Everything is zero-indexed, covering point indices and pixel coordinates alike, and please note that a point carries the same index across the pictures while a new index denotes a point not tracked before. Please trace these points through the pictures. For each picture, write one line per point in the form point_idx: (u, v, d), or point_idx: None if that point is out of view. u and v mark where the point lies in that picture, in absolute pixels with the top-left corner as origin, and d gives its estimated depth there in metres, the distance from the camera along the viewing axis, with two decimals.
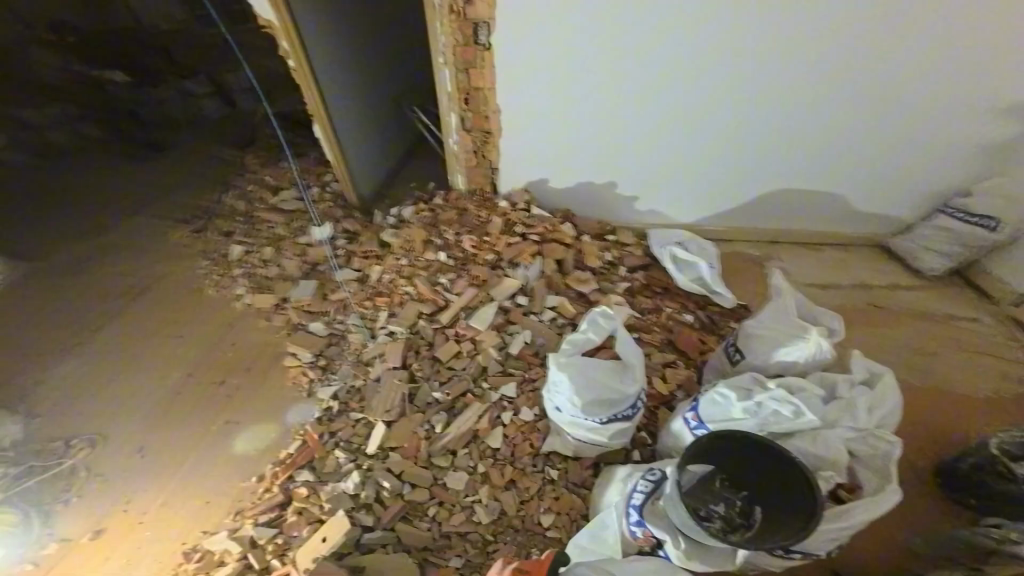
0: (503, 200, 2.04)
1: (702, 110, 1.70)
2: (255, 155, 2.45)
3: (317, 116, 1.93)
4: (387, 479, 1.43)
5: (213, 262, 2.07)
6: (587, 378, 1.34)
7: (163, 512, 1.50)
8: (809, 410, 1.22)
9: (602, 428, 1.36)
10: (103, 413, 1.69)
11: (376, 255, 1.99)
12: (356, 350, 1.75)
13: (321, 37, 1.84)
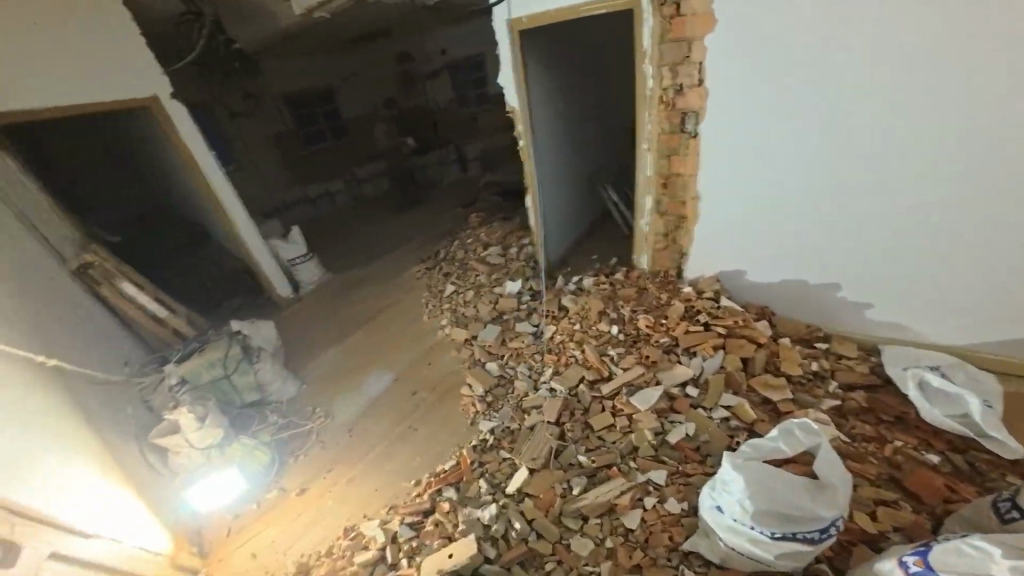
0: (687, 285, 1.99)
1: (971, 203, 1.31)
2: (480, 223, 3.06)
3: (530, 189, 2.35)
4: (518, 521, 1.45)
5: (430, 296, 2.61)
6: (768, 487, 1.11)
7: (345, 485, 1.80)
8: None
9: (770, 545, 1.11)
10: (336, 391, 2.21)
11: (553, 317, 2.16)
12: (519, 396, 1.89)
13: (547, 131, 2.30)
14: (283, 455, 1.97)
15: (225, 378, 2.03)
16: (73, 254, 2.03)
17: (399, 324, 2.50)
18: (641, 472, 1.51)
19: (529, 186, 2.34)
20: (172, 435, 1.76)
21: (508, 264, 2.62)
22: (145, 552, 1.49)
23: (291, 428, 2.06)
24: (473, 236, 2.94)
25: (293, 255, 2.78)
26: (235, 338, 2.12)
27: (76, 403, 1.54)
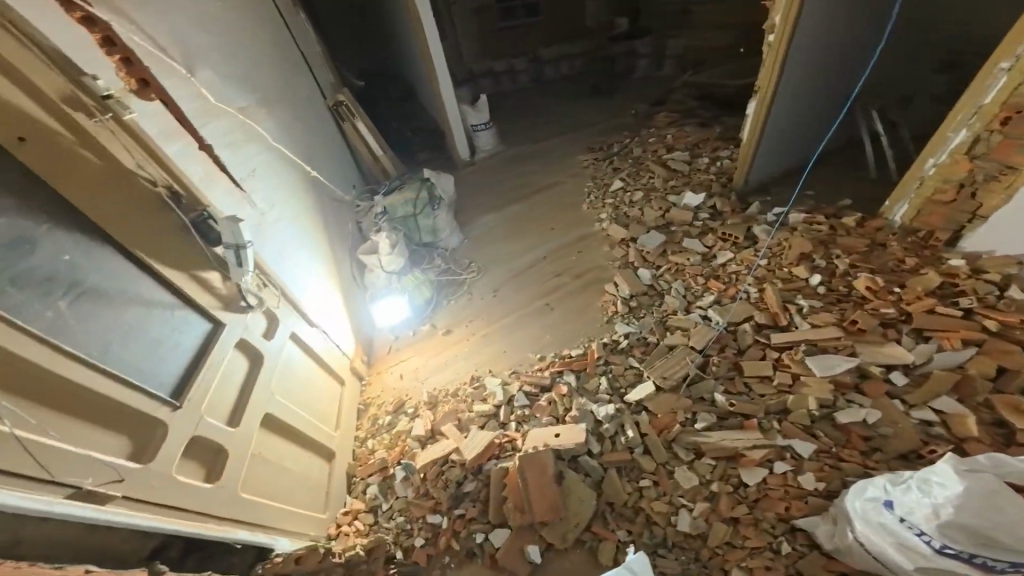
0: (955, 263, 1.56)
1: None
2: (671, 119, 2.66)
3: (761, 93, 1.82)
4: (632, 429, 1.43)
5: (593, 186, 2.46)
6: (991, 513, 0.88)
7: (481, 339, 2.00)
8: None
9: (923, 556, 0.96)
10: (488, 255, 2.34)
11: (736, 243, 1.92)
12: (666, 312, 1.78)
13: (821, 16, 1.67)
14: (441, 297, 2.23)
15: (413, 216, 2.31)
16: (331, 92, 2.36)
17: (559, 206, 2.45)
18: (783, 436, 1.36)
19: (760, 90, 1.84)
20: (372, 254, 2.16)
21: (693, 171, 2.29)
22: (338, 350, 1.88)
23: (450, 275, 2.29)
24: (658, 134, 2.60)
25: (475, 120, 2.81)
26: (425, 185, 2.35)
27: (312, 214, 1.90)
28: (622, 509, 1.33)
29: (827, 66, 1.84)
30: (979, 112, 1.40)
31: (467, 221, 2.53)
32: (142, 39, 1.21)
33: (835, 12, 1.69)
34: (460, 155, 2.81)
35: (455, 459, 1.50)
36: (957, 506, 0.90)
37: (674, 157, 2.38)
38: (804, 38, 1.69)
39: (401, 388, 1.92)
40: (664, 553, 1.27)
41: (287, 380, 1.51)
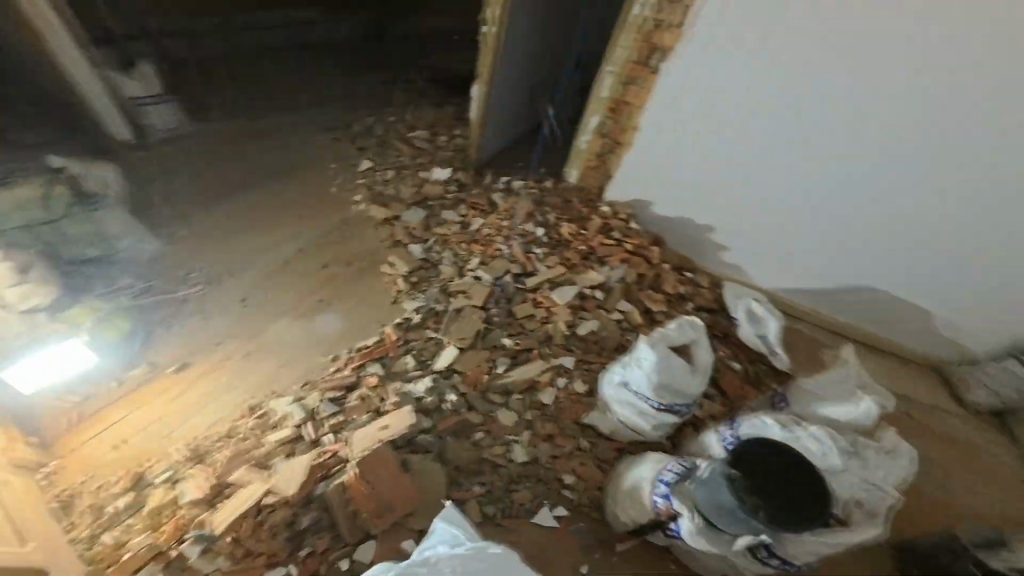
0: (606, 207, 2.23)
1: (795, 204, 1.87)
2: (404, 95, 2.75)
3: (482, 81, 2.18)
4: (452, 394, 1.58)
5: (335, 166, 2.35)
6: (668, 369, 1.41)
7: (244, 361, 1.75)
8: (836, 456, 1.28)
9: (655, 422, 1.48)
10: (231, 259, 2.00)
11: (483, 210, 2.18)
12: (444, 280, 1.92)
13: (519, 28, 2.11)
14: (148, 326, 1.82)
15: (53, 224, 1.73)
16: None
17: (295, 194, 2.24)
18: (557, 357, 1.70)
19: (482, 74, 2.16)
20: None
21: (435, 147, 2.47)
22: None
23: (153, 293, 1.88)
24: (393, 111, 2.65)
25: (138, 92, 2.23)
26: (60, 178, 1.80)
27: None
28: (469, 467, 1.50)
29: (526, 67, 2.35)
30: (599, 101, 2.00)
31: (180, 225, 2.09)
32: None
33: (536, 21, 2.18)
34: (118, 137, 2.23)
35: (273, 501, 1.37)
36: (654, 371, 1.40)
37: (419, 137, 2.50)
38: (508, 43, 2.09)
39: (141, 453, 1.55)
40: (515, 485, 1.50)
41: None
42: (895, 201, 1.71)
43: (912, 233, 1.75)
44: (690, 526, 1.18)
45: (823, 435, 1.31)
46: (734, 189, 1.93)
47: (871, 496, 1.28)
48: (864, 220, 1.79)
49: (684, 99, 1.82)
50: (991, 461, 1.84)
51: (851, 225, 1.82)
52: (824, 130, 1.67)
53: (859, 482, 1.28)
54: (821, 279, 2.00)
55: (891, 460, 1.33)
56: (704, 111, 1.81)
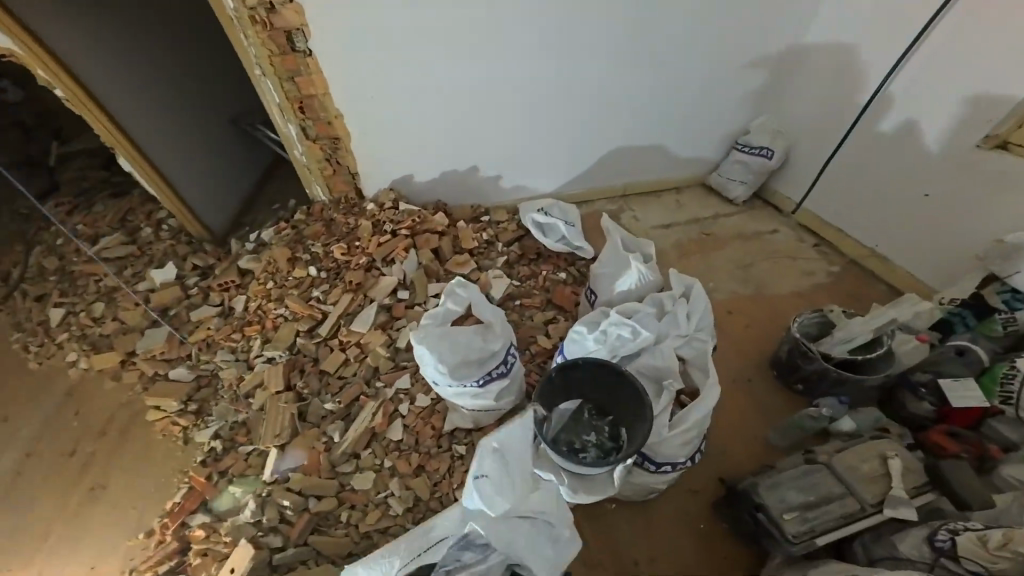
0: (371, 203, 2.03)
1: (535, 97, 1.88)
2: (71, 208, 2.24)
3: (118, 145, 1.77)
4: (289, 498, 1.41)
5: (25, 335, 1.92)
6: (453, 346, 1.32)
7: None
8: (644, 328, 1.30)
9: (485, 394, 1.36)
10: None
11: (238, 285, 1.91)
12: (232, 384, 1.70)
13: (108, 68, 1.71)
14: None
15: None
16: None
17: (8, 388, 1.80)
18: (387, 388, 1.60)
19: (112, 141, 1.76)
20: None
21: (143, 246, 2.09)
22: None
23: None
24: (62, 228, 2.16)
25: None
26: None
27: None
28: (361, 547, 1.36)
29: (175, 104, 1.95)
30: (282, 109, 1.74)
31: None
32: None
33: (123, 51, 1.76)
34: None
35: None
36: (440, 358, 1.30)
37: (109, 245, 2.08)
38: (106, 89, 1.70)
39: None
40: (420, 530, 1.38)
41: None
42: (592, 73, 1.86)
43: (617, 93, 1.95)
44: (565, 490, 1.11)
45: (627, 321, 1.30)
46: (471, 132, 1.92)
47: (692, 347, 1.33)
48: (582, 101, 1.93)
49: (370, 79, 1.69)
50: (766, 236, 2.22)
51: (574, 111, 1.95)
52: (501, 47, 1.70)
53: (674, 340, 1.33)
54: (583, 163, 2.18)
55: (687, 298, 1.40)
56: (394, 81, 1.71)
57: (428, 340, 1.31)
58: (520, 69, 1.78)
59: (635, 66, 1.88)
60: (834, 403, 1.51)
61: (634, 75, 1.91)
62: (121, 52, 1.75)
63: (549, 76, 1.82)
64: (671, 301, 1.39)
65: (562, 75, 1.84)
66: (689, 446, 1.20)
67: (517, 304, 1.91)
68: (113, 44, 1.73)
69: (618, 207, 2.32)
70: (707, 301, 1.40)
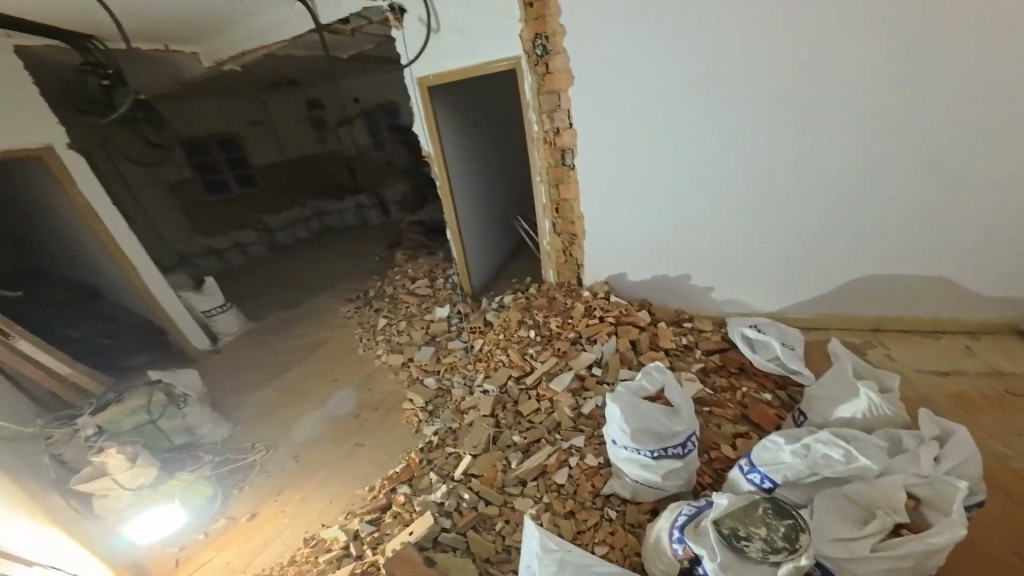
0: (587, 290, 2.39)
1: (784, 206, 1.85)
2: (403, 253, 3.24)
3: (449, 220, 2.53)
4: (467, 492, 1.62)
5: (362, 330, 2.68)
6: (634, 409, 1.46)
7: (300, 505, 1.82)
8: (862, 455, 1.19)
9: (656, 467, 1.41)
10: (280, 426, 2.20)
11: (482, 330, 2.39)
12: (457, 400, 2.07)
13: (461, 164, 2.52)
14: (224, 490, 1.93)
15: (149, 424, 1.96)
16: None
17: (338, 362, 2.51)
18: (564, 440, 1.74)
19: (448, 217, 2.52)
20: (97, 479, 1.68)
21: (437, 291, 2.82)
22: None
23: (229, 464, 2.03)
24: (400, 270, 3.08)
25: (207, 305, 2.72)
26: (157, 387, 2.03)
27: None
28: (498, 557, 1.44)
29: (482, 192, 2.71)
30: (544, 207, 2.32)
31: (228, 408, 2.33)
32: (60, 366, 2.04)
33: (471, 160, 2.60)
34: (198, 345, 2.73)
35: None
36: (625, 419, 1.44)
37: (419, 286, 2.89)
38: (461, 183, 2.54)
39: None
40: None
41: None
42: (845, 198, 1.76)
43: (863, 219, 1.77)
44: (714, 566, 1.05)
45: (839, 441, 1.21)
46: (690, 235, 2.07)
47: (931, 489, 1.12)
48: (816, 224, 1.84)
49: (616, 193, 2.12)
50: None
51: (826, 228, 1.84)
52: (725, 164, 1.85)
53: (907, 476, 1.15)
54: (823, 282, 1.98)
55: (941, 443, 1.26)
56: (622, 191, 2.10)
57: (620, 399, 1.48)
58: (744, 191, 1.88)
59: (896, 196, 1.69)
60: None
61: (891, 197, 1.70)
62: (472, 153, 2.61)
63: (776, 190, 1.83)
64: (913, 442, 1.28)
65: (795, 196, 1.82)
66: None
67: (705, 409, 1.81)
68: (473, 144, 2.61)
69: (866, 340, 1.99)
70: (978, 448, 1.23)
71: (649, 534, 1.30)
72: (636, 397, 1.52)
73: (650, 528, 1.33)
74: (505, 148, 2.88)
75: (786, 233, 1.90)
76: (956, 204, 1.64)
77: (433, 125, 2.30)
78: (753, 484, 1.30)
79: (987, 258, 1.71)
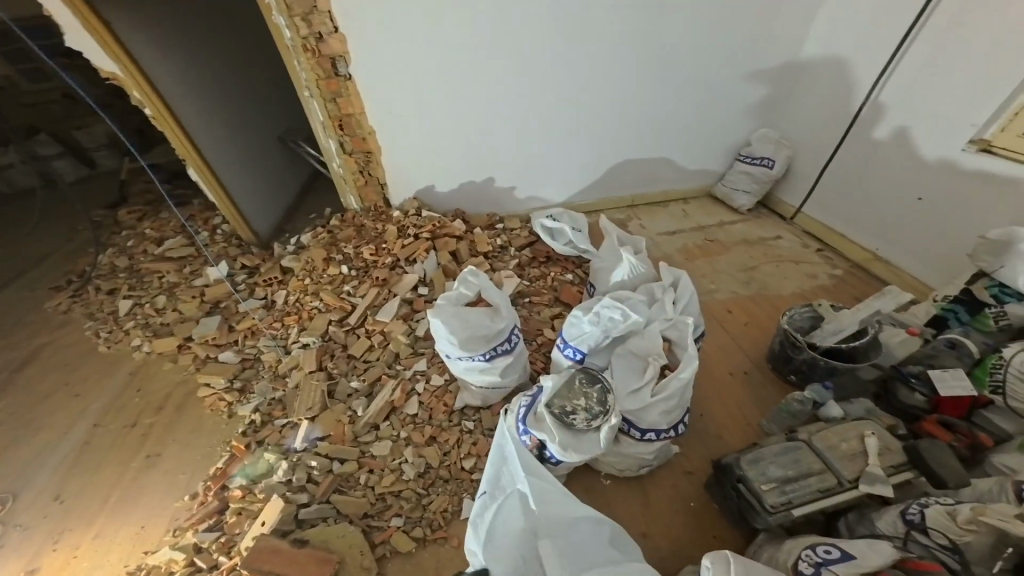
0: (397, 211, 2.24)
1: (550, 102, 2.03)
2: (130, 210, 2.51)
3: (187, 156, 1.94)
4: (316, 459, 1.56)
5: (98, 323, 2.06)
6: (461, 320, 1.55)
7: (91, 547, 1.47)
8: (633, 311, 1.56)
9: (490, 367, 1.56)
10: (17, 476, 1.65)
11: (280, 280, 2.09)
12: (272, 366, 1.84)
13: (173, 77, 1.87)
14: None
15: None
16: None
17: (80, 372, 1.92)
18: (407, 370, 1.78)
19: (183, 154, 1.93)
20: None
21: (200, 248, 2.28)
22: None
23: None
24: (131, 232, 2.41)
25: None
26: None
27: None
28: (376, 508, 1.49)
29: (224, 112, 2.13)
30: (324, 126, 1.95)
31: None
32: None
33: (190, 69, 1.96)
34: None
35: None
36: (452, 331, 1.53)
37: (174, 246, 2.30)
38: (184, 103, 1.91)
39: None
40: (429, 496, 1.51)
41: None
42: (591, 90, 2.04)
43: (606, 108, 2.10)
44: (557, 446, 1.31)
45: (618, 304, 1.56)
46: (475, 139, 2.08)
47: (676, 329, 1.54)
48: (569, 113, 2.09)
49: (401, 105, 1.91)
50: (770, 241, 2.29)
51: (582, 120, 2.12)
52: (489, 59, 1.86)
53: (661, 323, 1.57)
54: (591, 170, 2.32)
55: (674, 286, 1.73)
56: (408, 99, 1.90)
57: (443, 314, 1.55)
58: (511, 85, 1.95)
59: (624, 84, 2.05)
60: (820, 388, 1.60)
61: (614, 82, 2.03)
62: (187, 58, 1.95)
63: (532, 85, 1.97)
64: (660, 290, 1.71)
65: (549, 88, 1.99)
66: (668, 413, 1.43)
67: (527, 301, 2.05)
68: (183, 45, 1.94)
69: (627, 215, 2.44)
70: (694, 288, 1.71)
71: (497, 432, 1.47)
72: (458, 306, 1.61)
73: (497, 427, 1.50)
74: (238, 46, 2.25)
75: (553, 129, 2.12)
76: (662, 86, 2.09)
77: (99, 23, 1.57)
78: (572, 360, 1.59)
79: (686, 131, 2.28)
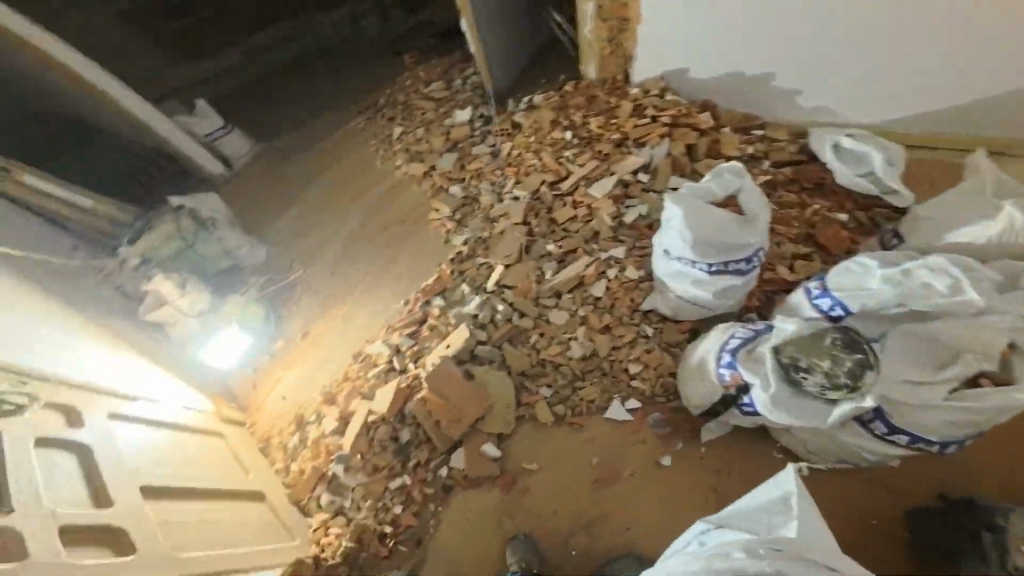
0: (634, 88, 2.02)
1: None
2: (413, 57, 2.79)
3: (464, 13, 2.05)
4: (502, 304, 1.83)
5: (379, 142, 2.50)
6: (702, 220, 1.36)
7: (354, 325, 2.04)
8: (973, 291, 1.20)
9: (708, 283, 1.44)
10: (313, 244, 2.27)
11: (509, 134, 2.20)
12: (486, 209, 2.07)
13: None
14: (277, 311, 2.11)
15: (188, 249, 1.95)
16: None
17: (357, 172, 2.45)
18: (603, 250, 1.82)
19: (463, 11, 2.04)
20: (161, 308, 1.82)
21: (453, 93, 2.52)
22: (191, 409, 1.68)
23: (274, 284, 2.17)
24: (410, 74, 2.71)
25: (207, 127, 2.47)
26: (182, 213, 1.95)
27: (45, 299, 1.47)
28: (533, 370, 1.76)
29: None
30: None
31: (257, 228, 2.35)
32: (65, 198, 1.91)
33: None
34: (211, 172, 2.47)
35: (375, 419, 1.74)
36: (689, 229, 1.36)
37: (438, 89, 2.56)
38: None
39: (293, 404, 1.92)
40: (582, 380, 1.74)
41: (145, 455, 1.35)
42: None
43: None
44: (764, 396, 1.26)
45: (949, 271, 1.22)
46: (768, 26, 1.69)
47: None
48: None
49: None
50: None
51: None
52: None
53: (1009, 321, 1.19)
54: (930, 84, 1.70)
55: None
56: None
57: (684, 205, 1.37)
58: None
59: None
60: None
61: None
62: None
63: None
64: None
65: None
66: (940, 419, 1.23)
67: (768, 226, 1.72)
68: None
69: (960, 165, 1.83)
70: None
71: (697, 351, 1.52)
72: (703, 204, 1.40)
73: (695, 349, 1.54)
74: None
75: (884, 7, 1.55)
76: None
77: None
78: (820, 311, 1.36)
79: None
